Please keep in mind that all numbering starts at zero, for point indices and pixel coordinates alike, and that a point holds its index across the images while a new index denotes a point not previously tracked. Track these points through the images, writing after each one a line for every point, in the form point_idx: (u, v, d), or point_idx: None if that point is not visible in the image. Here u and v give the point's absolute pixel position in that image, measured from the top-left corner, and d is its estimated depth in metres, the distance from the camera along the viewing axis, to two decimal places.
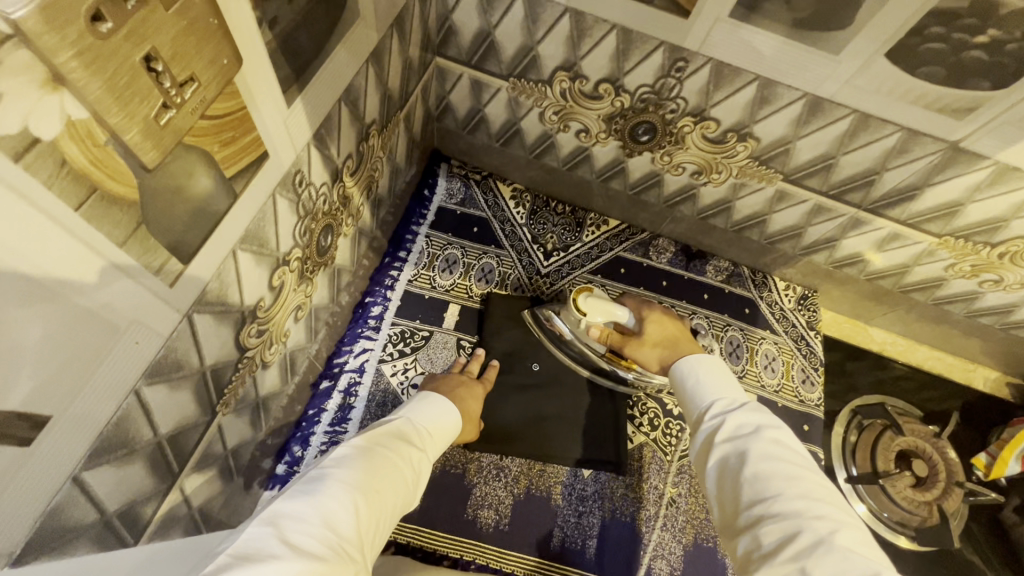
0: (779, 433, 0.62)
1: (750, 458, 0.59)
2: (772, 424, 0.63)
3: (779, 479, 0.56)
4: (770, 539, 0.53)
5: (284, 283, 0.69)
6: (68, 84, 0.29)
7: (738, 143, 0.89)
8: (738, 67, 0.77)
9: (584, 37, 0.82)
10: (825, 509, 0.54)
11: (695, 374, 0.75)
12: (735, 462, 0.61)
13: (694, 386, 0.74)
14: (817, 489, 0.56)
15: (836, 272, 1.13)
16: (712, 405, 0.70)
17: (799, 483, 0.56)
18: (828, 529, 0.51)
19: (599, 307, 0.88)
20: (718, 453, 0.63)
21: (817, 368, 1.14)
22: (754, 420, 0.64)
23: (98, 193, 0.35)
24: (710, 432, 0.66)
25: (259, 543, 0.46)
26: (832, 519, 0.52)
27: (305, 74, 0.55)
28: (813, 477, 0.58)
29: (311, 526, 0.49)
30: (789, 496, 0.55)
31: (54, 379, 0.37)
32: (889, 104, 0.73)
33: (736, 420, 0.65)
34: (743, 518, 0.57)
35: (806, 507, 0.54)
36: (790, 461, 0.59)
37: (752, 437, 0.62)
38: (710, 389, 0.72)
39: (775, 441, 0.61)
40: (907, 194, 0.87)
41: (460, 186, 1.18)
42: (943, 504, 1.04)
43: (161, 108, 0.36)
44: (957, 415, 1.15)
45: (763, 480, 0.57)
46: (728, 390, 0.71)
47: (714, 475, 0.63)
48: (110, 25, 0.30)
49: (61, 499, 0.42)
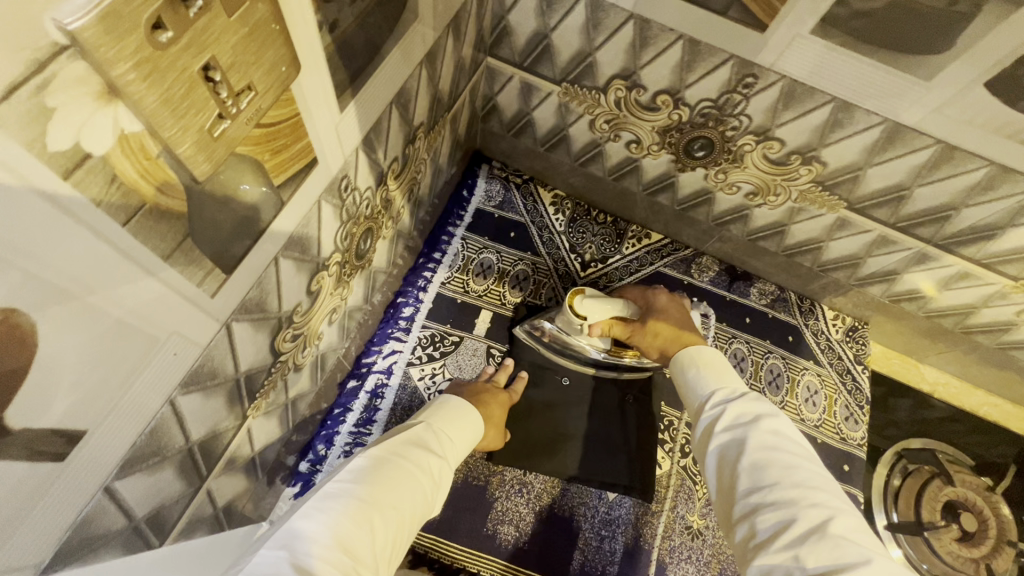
0: (777, 422, 0.58)
1: (749, 448, 0.55)
2: (771, 414, 0.59)
3: (776, 469, 0.53)
4: (765, 528, 0.50)
5: (321, 287, 0.67)
6: (123, 96, 0.28)
7: (802, 166, 0.84)
8: (813, 86, 0.71)
9: (648, 46, 0.77)
10: (821, 498, 0.50)
11: (695, 365, 0.70)
12: (734, 451, 0.57)
13: (694, 378, 0.69)
14: (813, 477, 0.52)
15: (891, 306, 1.06)
16: (712, 396, 0.65)
17: (797, 473, 0.52)
18: (823, 518, 0.48)
19: (597, 306, 0.88)
20: (717, 442, 0.59)
21: (863, 406, 1.07)
22: (754, 409, 0.60)
23: (146, 209, 0.33)
24: (709, 422, 0.62)
25: (274, 567, 0.44)
26: (829, 507, 0.49)
27: (360, 79, 0.52)
28: (809, 465, 0.54)
29: (325, 547, 0.47)
30: (785, 485, 0.51)
31: (91, 395, 0.36)
32: (980, 138, 0.67)
33: (736, 409, 0.60)
34: (738, 508, 0.53)
35: (803, 494, 0.50)
36: (788, 451, 0.55)
37: (750, 427, 0.58)
38: (709, 380, 0.67)
39: (773, 430, 0.57)
40: (986, 233, 0.80)
41: (499, 188, 1.16)
42: (991, 563, 0.98)
43: (215, 120, 0.34)
44: (1013, 467, 1.08)
45: (759, 469, 0.53)
46: (729, 380, 0.66)
47: (712, 464, 0.59)
48: (170, 35, 0.28)
49: (91, 509, 0.41)
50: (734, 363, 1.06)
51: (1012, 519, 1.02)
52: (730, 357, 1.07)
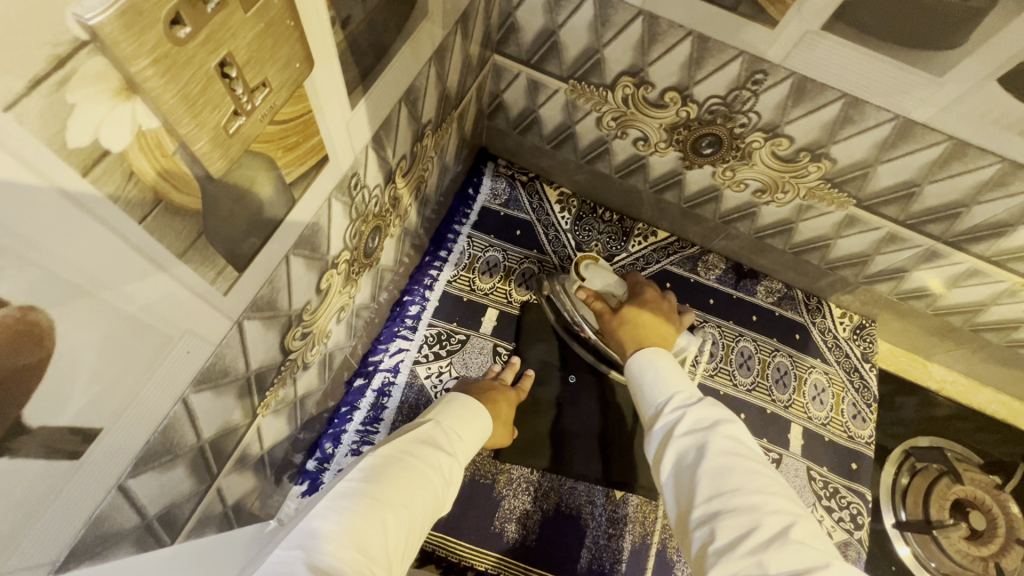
0: (735, 428, 0.58)
1: (708, 454, 0.55)
2: (728, 418, 0.59)
3: (737, 475, 0.53)
4: (725, 535, 0.49)
5: (330, 285, 0.67)
6: (142, 92, 0.27)
7: (811, 163, 0.83)
8: (823, 83, 0.71)
9: (656, 42, 0.77)
10: (779, 503, 0.51)
11: (648, 369, 0.68)
12: (693, 457, 0.56)
13: (648, 382, 0.68)
14: (770, 483, 0.53)
15: (899, 304, 1.05)
16: (668, 401, 0.64)
17: (756, 479, 0.53)
18: (783, 524, 0.49)
19: (603, 276, 0.89)
20: (675, 448, 0.58)
21: (871, 404, 1.07)
22: (711, 414, 0.60)
23: (162, 205, 0.33)
24: (667, 429, 0.61)
25: (291, 567, 0.44)
26: (787, 513, 0.50)
27: (370, 76, 0.52)
28: (765, 470, 0.55)
29: (340, 546, 0.48)
30: (746, 491, 0.52)
31: (105, 394, 0.35)
32: (992, 134, 0.67)
33: (695, 414, 0.60)
34: (695, 515, 0.53)
35: (763, 500, 0.51)
36: (746, 457, 0.55)
37: (709, 432, 0.57)
38: (662, 385, 0.66)
39: (732, 436, 0.57)
40: (996, 230, 0.80)
41: (504, 186, 1.15)
42: (1001, 563, 0.96)
43: (230, 116, 0.34)
44: (1022, 466, 1.07)
45: (720, 475, 0.53)
46: (682, 384, 0.66)
47: (669, 471, 0.58)
48: (189, 30, 0.28)
49: (105, 507, 0.41)
50: (740, 362, 1.06)
51: (1021, 517, 1.01)
52: (736, 355, 1.06)
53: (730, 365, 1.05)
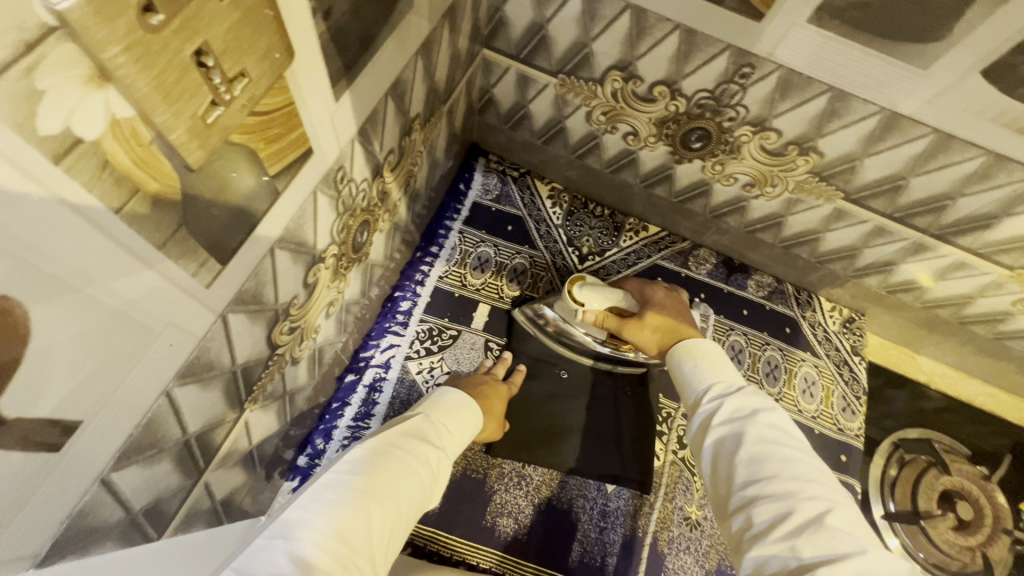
0: (774, 416, 0.57)
1: (746, 441, 0.55)
2: (768, 407, 0.59)
3: (774, 462, 0.53)
4: (761, 520, 0.50)
5: (318, 279, 0.67)
6: (114, 80, 0.27)
7: (799, 157, 0.84)
8: (810, 76, 0.71)
9: (644, 36, 0.77)
10: (818, 490, 0.50)
11: (693, 360, 0.70)
12: (731, 444, 0.57)
13: (691, 372, 0.68)
14: (810, 470, 0.52)
15: (888, 297, 1.06)
16: (708, 390, 0.64)
17: (796, 466, 0.52)
18: (820, 510, 0.48)
19: (596, 293, 0.86)
20: (713, 436, 0.59)
21: (860, 397, 1.07)
22: (751, 403, 0.60)
23: (139, 196, 0.33)
24: (706, 416, 0.61)
25: (271, 558, 0.45)
26: (827, 499, 0.49)
27: (355, 68, 0.52)
28: (807, 457, 0.54)
29: (322, 537, 0.48)
30: (783, 477, 0.51)
31: (85, 385, 0.35)
32: (976, 126, 0.67)
33: (734, 403, 0.60)
34: (734, 499, 0.54)
35: (801, 486, 0.50)
36: (785, 444, 0.55)
37: (747, 421, 0.57)
38: (706, 374, 0.66)
39: (772, 424, 0.56)
40: (982, 223, 0.81)
41: (496, 181, 1.15)
42: (988, 551, 0.98)
43: (208, 106, 0.34)
44: (1008, 457, 1.08)
45: (757, 462, 0.53)
46: (725, 373, 0.66)
47: (708, 457, 0.59)
48: (161, 18, 0.28)
49: (88, 501, 0.41)
50: (731, 356, 1.06)
51: (1008, 508, 1.03)
52: (727, 349, 1.07)
53: None
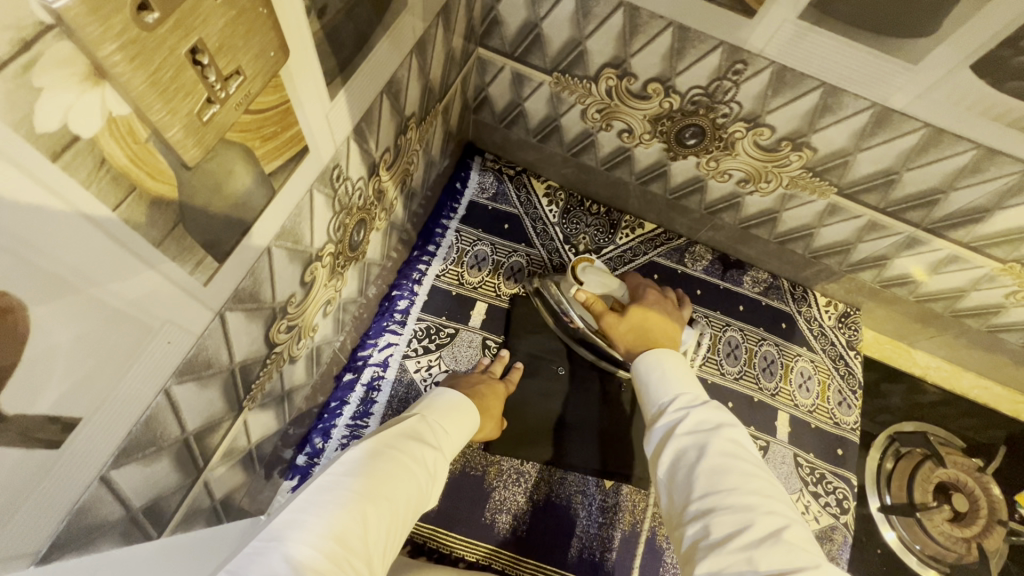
0: (735, 432, 0.58)
1: (709, 453, 0.56)
2: (730, 422, 0.60)
3: (734, 476, 0.53)
4: (717, 532, 0.50)
5: (315, 278, 0.67)
6: (110, 78, 0.28)
7: (793, 153, 0.84)
8: (802, 72, 0.72)
9: (638, 33, 0.77)
10: (776, 506, 0.52)
11: (656, 370, 0.69)
12: (692, 456, 0.57)
13: (655, 381, 0.68)
14: (765, 486, 0.54)
15: (883, 292, 1.07)
16: (672, 402, 0.64)
17: (753, 481, 0.53)
18: (776, 526, 0.49)
19: (599, 279, 0.87)
20: (675, 445, 0.58)
21: (856, 391, 1.08)
22: (713, 417, 0.60)
23: (136, 193, 0.33)
24: (668, 427, 0.61)
25: (267, 560, 0.45)
26: (782, 516, 0.51)
27: (349, 67, 0.52)
28: (762, 474, 0.55)
29: (317, 538, 0.48)
30: (742, 491, 0.52)
31: (83, 384, 0.35)
32: (967, 120, 0.68)
33: (697, 416, 0.60)
34: (690, 510, 0.54)
35: (758, 502, 0.51)
36: (744, 460, 0.55)
37: (710, 434, 0.58)
38: (667, 385, 0.67)
39: (733, 439, 0.57)
40: (974, 216, 0.81)
41: (492, 180, 1.16)
42: (983, 543, 0.99)
43: (204, 104, 0.34)
44: (1003, 449, 1.09)
45: (717, 475, 0.54)
46: (688, 386, 0.66)
47: (666, 466, 0.58)
48: (157, 16, 0.28)
49: (88, 499, 0.41)
50: (727, 351, 1.07)
51: (1003, 499, 1.04)
52: (724, 344, 1.08)
53: (718, 355, 1.06)
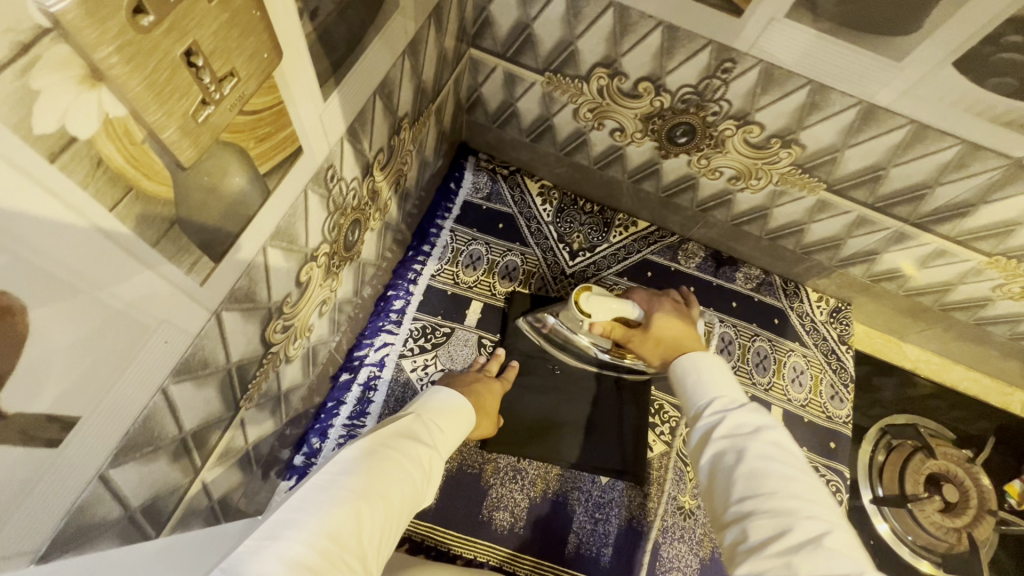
0: (776, 434, 0.58)
1: (747, 456, 0.56)
2: (771, 425, 0.60)
3: (774, 479, 0.53)
4: (757, 535, 0.51)
5: (311, 278, 0.68)
6: (107, 80, 0.28)
7: (782, 149, 0.86)
8: (789, 70, 0.73)
9: (628, 33, 0.78)
10: (816, 510, 0.51)
11: (695, 370, 0.70)
12: (730, 458, 0.57)
13: (694, 384, 0.69)
14: (811, 490, 0.53)
15: (873, 286, 1.08)
16: (711, 404, 0.65)
17: (795, 484, 0.53)
18: (819, 530, 0.49)
19: (605, 307, 0.84)
20: (714, 447, 0.59)
21: (848, 385, 1.09)
22: (754, 420, 0.60)
23: (133, 194, 0.33)
24: (706, 429, 0.62)
25: (260, 557, 0.45)
26: (825, 520, 0.50)
27: (342, 68, 0.53)
28: (808, 478, 0.55)
29: (310, 535, 0.48)
30: (783, 495, 0.52)
31: (81, 383, 0.36)
32: (951, 115, 0.69)
33: (736, 419, 0.61)
34: (731, 511, 0.54)
35: (800, 506, 0.51)
36: (786, 462, 0.55)
37: (750, 436, 0.58)
38: (709, 387, 0.67)
39: (775, 442, 0.57)
40: (959, 211, 0.83)
41: (486, 180, 1.16)
42: (973, 532, 1.01)
43: (199, 106, 0.35)
44: (992, 440, 1.11)
45: (757, 478, 0.54)
46: (727, 388, 0.67)
47: (706, 467, 0.59)
48: (152, 19, 0.29)
49: (86, 498, 0.41)
50: (721, 347, 1.08)
51: (992, 489, 1.05)
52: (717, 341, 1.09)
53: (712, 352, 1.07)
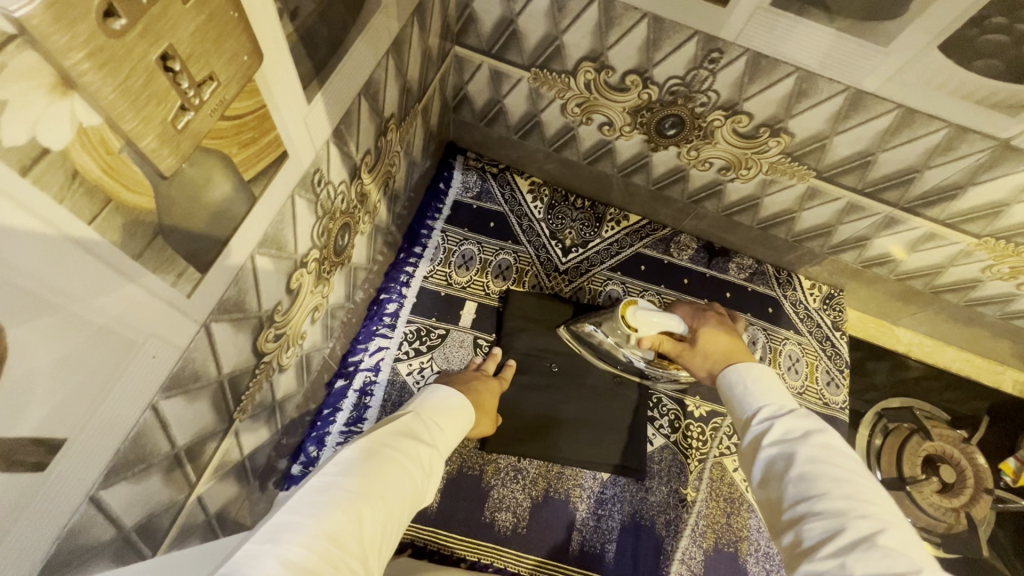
0: (829, 437, 0.57)
1: (799, 461, 0.56)
2: (823, 429, 0.59)
3: (825, 481, 0.53)
4: (812, 537, 0.50)
5: (301, 284, 0.66)
6: (78, 88, 0.27)
7: (771, 138, 0.85)
8: (777, 58, 0.73)
9: (613, 26, 0.78)
10: (871, 510, 0.50)
11: (742, 380, 0.70)
12: (781, 464, 0.57)
13: (742, 392, 0.69)
14: (862, 490, 0.52)
15: (864, 272, 1.09)
16: (761, 411, 0.65)
17: (846, 486, 0.52)
18: (872, 529, 0.48)
19: (653, 317, 0.82)
20: (765, 455, 0.59)
21: (843, 370, 1.10)
22: (805, 425, 0.60)
23: (112, 205, 0.32)
24: (758, 436, 0.62)
25: (258, 561, 0.44)
26: (879, 519, 0.49)
27: (326, 69, 0.52)
28: (859, 479, 0.53)
29: (309, 538, 0.48)
30: (834, 496, 0.51)
31: (66, 403, 0.35)
32: (937, 99, 0.69)
33: (788, 424, 0.60)
34: (786, 515, 0.54)
35: (851, 506, 0.50)
36: (837, 465, 0.54)
37: (800, 441, 0.58)
38: (758, 395, 0.67)
39: (827, 446, 0.56)
40: (948, 194, 0.83)
41: (475, 179, 1.15)
42: (971, 511, 1.02)
43: (178, 111, 0.34)
44: (986, 419, 1.12)
45: (809, 481, 0.54)
46: (777, 397, 0.66)
47: (759, 476, 0.59)
48: (124, 22, 0.28)
49: (77, 521, 0.40)
50: None
51: (987, 467, 1.06)
52: None
53: None
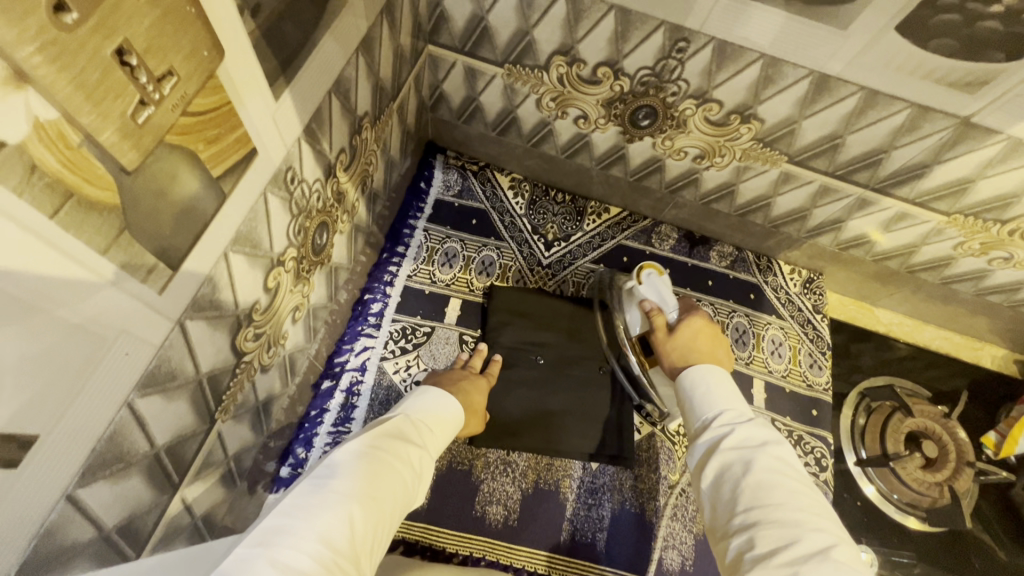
0: (782, 450, 0.60)
1: (756, 468, 0.57)
2: (778, 441, 0.61)
3: (781, 492, 0.54)
4: (763, 545, 0.51)
5: (279, 283, 0.67)
6: (33, 81, 0.27)
7: (741, 125, 0.87)
8: (742, 45, 0.74)
9: (582, 19, 0.79)
10: (823, 524, 0.52)
11: (701, 384, 0.70)
12: (738, 470, 0.58)
13: (700, 396, 0.69)
14: (814, 504, 0.54)
15: (842, 254, 1.11)
16: (717, 418, 0.65)
17: (798, 499, 0.54)
18: (825, 542, 0.49)
19: (659, 289, 0.84)
20: (721, 458, 0.60)
21: (825, 352, 1.12)
22: (760, 435, 0.61)
23: (74, 200, 0.33)
24: (713, 442, 0.63)
25: (251, 567, 0.44)
26: (831, 534, 0.51)
27: (293, 66, 0.52)
28: (810, 493, 0.56)
29: (303, 543, 0.48)
30: (788, 508, 0.53)
31: (37, 401, 0.35)
32: (897, 79, 0.71)
33: (744, 432, 0.61)
34: (736, 521, 0.55)
35: (804, 518, 0.52)
36: (791, 478, 0.56)
37: (756, 450, 0.59)
38: (716, 401, 0.67)
39: (780, 459, 0.58)
40: (915, 173, 0.85)
41: (456, 177, 1.16)
42: (954, 484, 1.03)
43: (137, 106, 0.34)
44: (966, 394, 1.14)
45: (764, 489, 0.55)
46: (734, 403, 0.67)
47: (713, 480, 0.60)
48: (75, 16, 0.28)
49: (56, 519, 0.40)
50: None
51: (967, 440, 1.08)
52: None
53: None
